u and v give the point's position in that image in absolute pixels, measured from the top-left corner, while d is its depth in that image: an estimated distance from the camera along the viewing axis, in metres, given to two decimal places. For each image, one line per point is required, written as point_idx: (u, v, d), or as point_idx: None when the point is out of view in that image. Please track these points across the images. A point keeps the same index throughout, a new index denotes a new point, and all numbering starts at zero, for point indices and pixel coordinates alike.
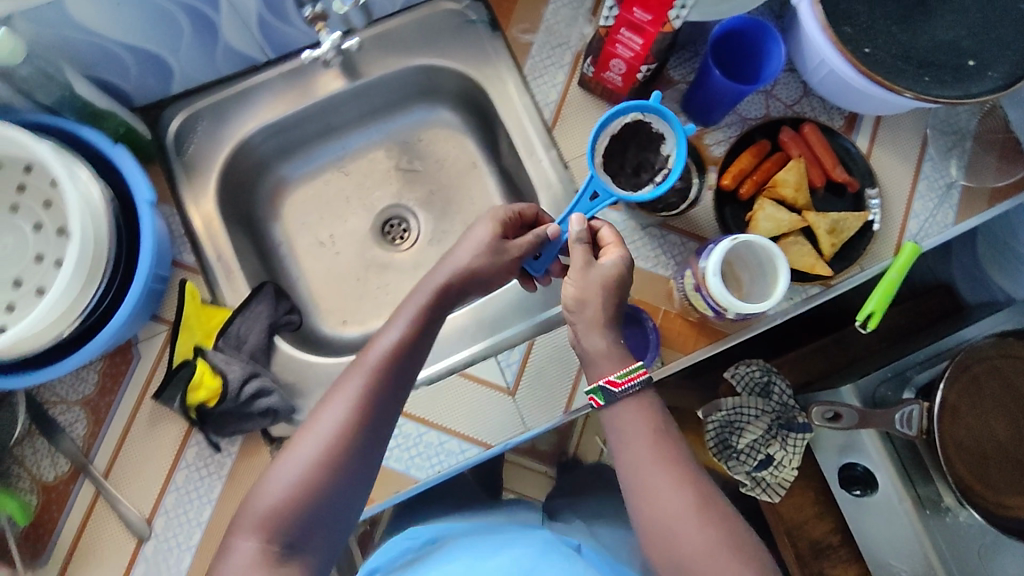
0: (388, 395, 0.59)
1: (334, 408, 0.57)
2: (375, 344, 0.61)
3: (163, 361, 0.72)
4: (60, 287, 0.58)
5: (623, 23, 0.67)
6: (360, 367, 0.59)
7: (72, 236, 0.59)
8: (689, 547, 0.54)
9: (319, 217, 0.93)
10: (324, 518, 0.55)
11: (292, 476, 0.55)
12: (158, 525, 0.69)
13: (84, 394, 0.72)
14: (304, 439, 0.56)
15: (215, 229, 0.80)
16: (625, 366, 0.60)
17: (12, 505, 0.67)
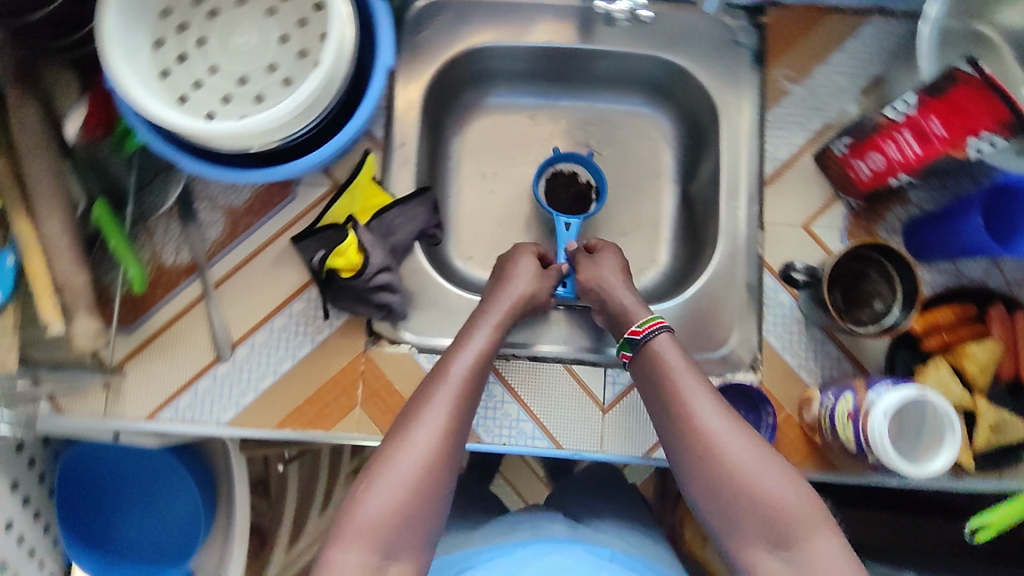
0: (471, 409, 0.59)
1: (429, 422, 0.55)
2: (457, 356, 0.61)
3: (314, 211, 0.74)
4: (279, 112, 0.58)
5: (911, 125, 0.62)
6: (446, 379, 0.58)
7: (318, 65, 0.59)
8: (740, 464, 0.53)
9: (495, 150, 0.90)
10: (420, 536, 0.53)
11: (394, 488, 0.52)
12: (239, 353, 0.70)
13: (232, 203, 0.73)
14: (396, 449, 0.54)
15: (409, 117, 0.79)
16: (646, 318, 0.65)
17: (137, 268, 0.68)
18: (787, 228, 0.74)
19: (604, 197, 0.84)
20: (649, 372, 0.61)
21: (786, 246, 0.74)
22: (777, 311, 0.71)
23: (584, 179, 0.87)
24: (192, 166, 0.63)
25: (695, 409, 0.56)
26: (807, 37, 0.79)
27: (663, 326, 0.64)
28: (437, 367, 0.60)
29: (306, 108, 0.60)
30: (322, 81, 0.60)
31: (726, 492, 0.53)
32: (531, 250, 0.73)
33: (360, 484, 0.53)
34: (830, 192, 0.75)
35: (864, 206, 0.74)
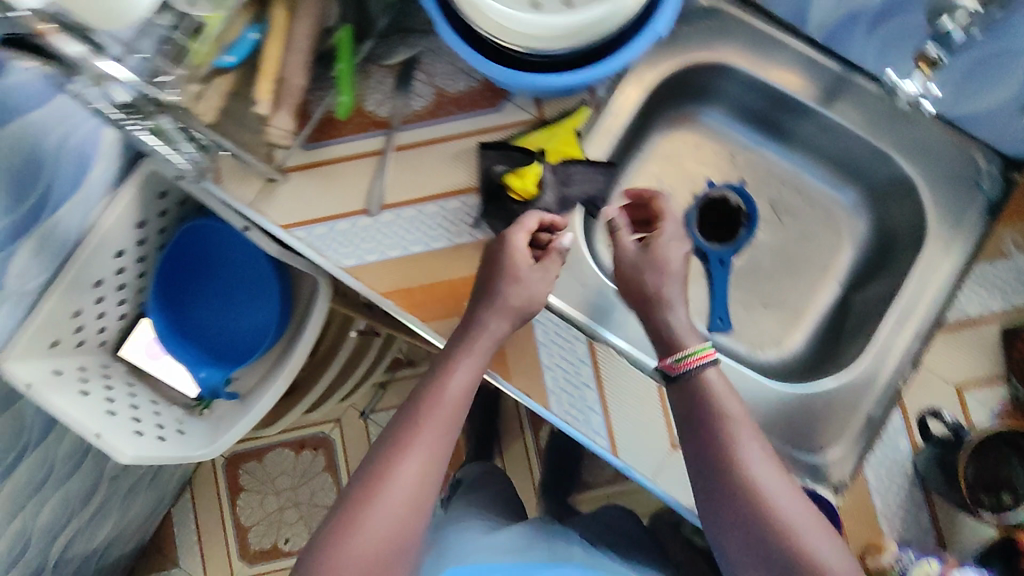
0: (439, 449, 0.64)
1: (407, 467, 0.62)
2: (441, 387, 0.65)
3: (508, 131, 0.73)
4: (554, 19, 0.60)
5: None
6: (429, 416, 0.64)
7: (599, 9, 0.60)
8: (789, 520, 0.57)
9: (685, 165, 0.87)
10: (408, 552, 0.62)
11: (375, 527, 0.60)
12: (385, 215, 0.73)
13: (445, 88, 0.74)
14: (380, 483, 0.62)
15: (632, 93, 0.78)
16: (696, 345, 0.65)
17: (349, 99, 0.72)
18: (938, 382, 0.69)
19: (755, 226, 0.84)
20: (700, 407, 0.63)
21: (927, 397, 0.69)
22: (889, 452, 0.67)
23: (733, 204, 0.85)
24: (444, 31, 0.64)
25: (745, 456, 0.60)
26: None
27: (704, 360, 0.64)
28: (419, 398, 0.66)
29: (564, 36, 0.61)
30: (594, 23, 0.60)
31: (772, 546, 0.57)
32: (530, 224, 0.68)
33: (347, 515, 0.61)
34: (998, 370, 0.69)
35: None
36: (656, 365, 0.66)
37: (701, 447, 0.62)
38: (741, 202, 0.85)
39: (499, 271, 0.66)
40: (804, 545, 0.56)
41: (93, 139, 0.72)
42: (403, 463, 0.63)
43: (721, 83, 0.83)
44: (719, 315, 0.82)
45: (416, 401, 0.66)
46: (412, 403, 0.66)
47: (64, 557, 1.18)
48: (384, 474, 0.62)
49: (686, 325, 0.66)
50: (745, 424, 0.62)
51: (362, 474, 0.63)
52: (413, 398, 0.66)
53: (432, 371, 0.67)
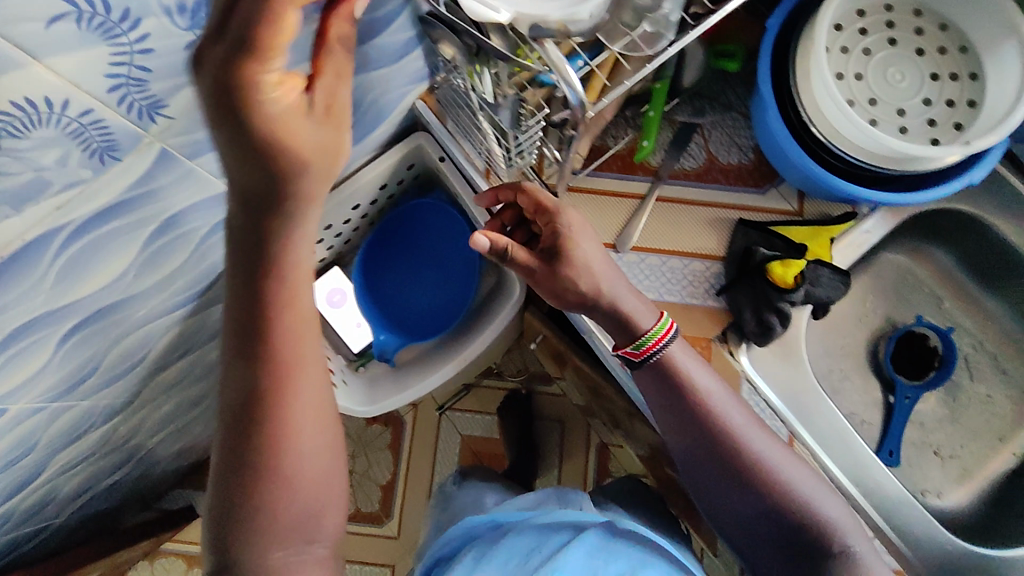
0: (306, 372, 0.57)
1: (300, 409, 0.57)
2: (278, 317, 0.55)
3: (768, 215, 0.76)
4: (917, 152, 0.60)
5: None
6: (279, 349, 0.55)
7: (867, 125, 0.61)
8: (786, 480, 0.64)
9: (897, 295, 0.88)
10: (331, 487, 0.60)
11: (295, 475, 0.57)
12: (630, 255, 0.75)
13: (717, 156, 0.78)
14: (272, 440, 0.56)
15: (888, 219, 0.79)
16: (653, 321, 0.66)
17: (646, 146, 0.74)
18: None
19: (950, 369, 0.85)
20: (673, 385, 0.65)
21: None
22: None
23: (930, 344, 0.87)
24: (768, 35, 0.66)
25: (734, 424, 0.65)
26: None
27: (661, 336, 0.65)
28: (253, 337, 0.55)
29: (829, 108, 0.63)
30: (852, 126, 0.62)
31: (779, 505, 0.63)
32: (292, 83, 0.44)
33: (242, 497, 0.56)
34: None
35: None
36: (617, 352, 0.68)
37: (680, 414, 0.66)
38: (939, 344, 0.86)
39: (253, 136, 0.44)
40: (802, 498, 0.63)
41: (398, 99, 0.75)
42: (292, 407, 0.57)
43: (968, 237, 0.84)
44: (889, 448, 0.83)
45: (262, 346, 0.55)
46: (247, 343, 0.55)
47: (150, 452, 1.20)
48: (275, 427, 0.56)
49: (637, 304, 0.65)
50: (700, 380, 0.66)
51: (239, 432, 0.56)
52: (238, 334, 0.54)
53: (255, 299, 0.54)
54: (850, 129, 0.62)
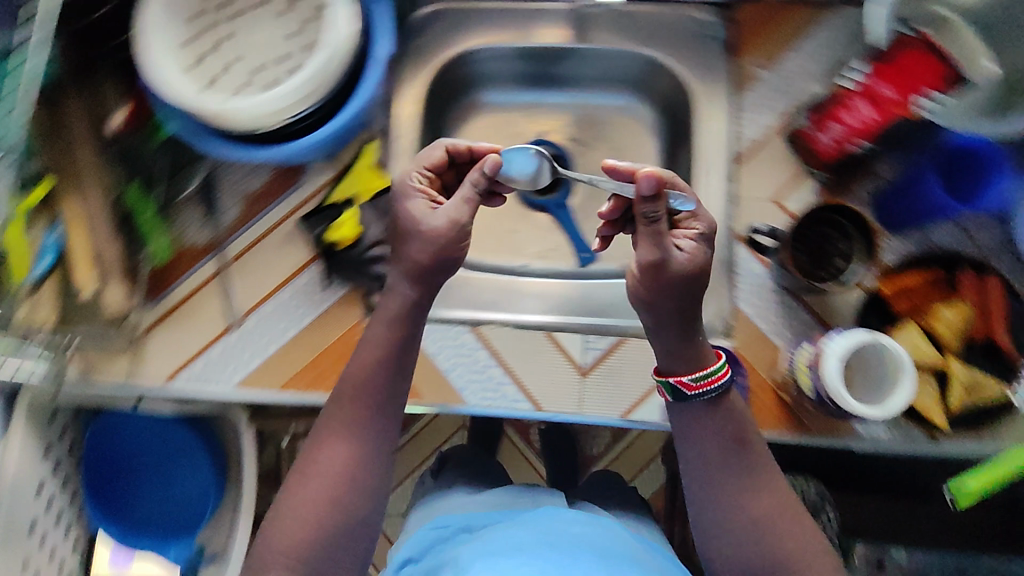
0: (381, 398, 0.66)
1: (353, 429, 0.66)
2: (383, 341, 0.67)
3: (318, 195, 0.79)
4: (315, 82, 0.67)
5: (863, 91, 0.72)
6: (388, 364, 0.66)
7: (272, 95, 0.67)
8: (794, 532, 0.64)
9: (491, 146, 0.95)
10: (356, 516, 0.64)
11: (324, 491, 0.64)
12: (247, 321, 0.76)
13: (247, 189, 0.79)
14: (314, 464, 0.65)
15: (411, 113, 0.84)
16: (710, 365, 0.65)
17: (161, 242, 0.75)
18: (760, 203, 0.79)
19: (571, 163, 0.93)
20: (719, 411, 0.65)
21: (759, 218, 0.79)
22: (750, 280, 0.77)
23: None
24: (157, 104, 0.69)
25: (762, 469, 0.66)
26: (778, 28, 0.84)
27: (720, 384, 0.64)
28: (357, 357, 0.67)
29: (240, 113, 0.66)
30: (266, 105, 0.67)
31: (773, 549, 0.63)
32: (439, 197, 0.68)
33: (290, 501, 0.64)
34: (800, 168, 0.79)
35: (831, 179, 0.78)
36: (667, 379, 0.65)
37: (708, 454, 0.66)
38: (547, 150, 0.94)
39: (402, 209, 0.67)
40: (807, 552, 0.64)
41: None
42: (347, 435, 0.65)
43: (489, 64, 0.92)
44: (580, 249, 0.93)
45: (370, 358, 0.67)
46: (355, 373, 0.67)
47: None
48: (332, 441, 0.65)
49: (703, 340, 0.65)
50: (735, 435, 0.65)
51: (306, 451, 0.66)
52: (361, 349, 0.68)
53: (390, 368, 0.66)
54: (271, 107, 0.67)
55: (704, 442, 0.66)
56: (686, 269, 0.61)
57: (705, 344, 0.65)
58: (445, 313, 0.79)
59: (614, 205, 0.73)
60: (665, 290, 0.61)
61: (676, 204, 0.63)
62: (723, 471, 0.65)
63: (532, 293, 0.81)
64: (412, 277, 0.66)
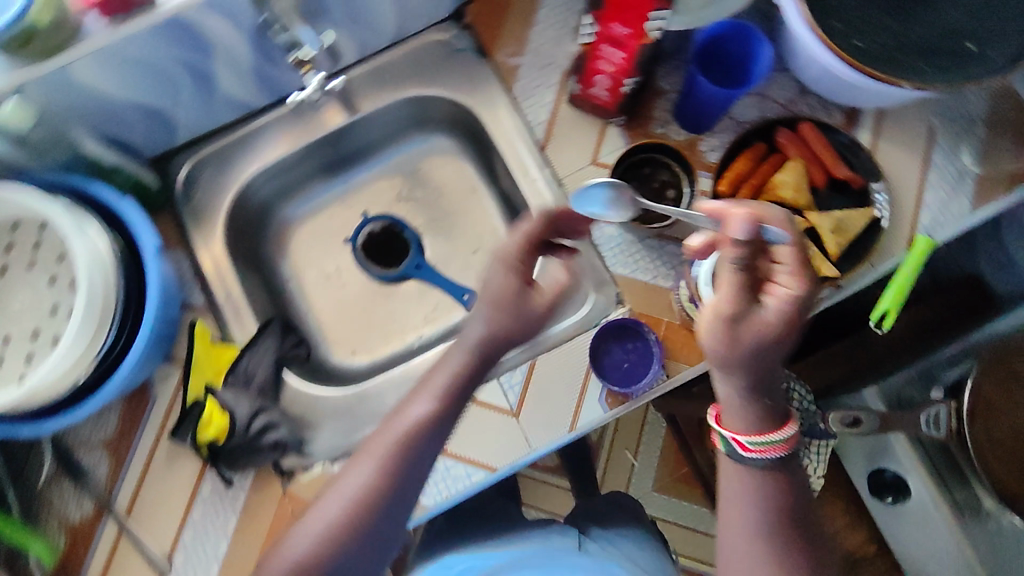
0: (438, 425, 0.59)
1: (389, 437, 0.59)
2: (465, 356, 0.60)
3: (177, 401, 0.74)
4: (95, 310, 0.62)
5: (603, 38, 0.69)
6: (458, 383, 0.60)
7: (62, 344, 0.60)
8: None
9: (325, 250, 0.92)
10: (367, 537, 0.58)
11: (341, 502, 0.57)
12: (177, 560, 0.70)
13: (105, 436, 0.74)
14: (339, 479, 0.59)
15: (225, 272, 0.80)
16: (776, 431, 0.57)
17: (40, 545, 0.68)
18: (581, 173, 0.79)
19: (409, 224, 0.92)
20: (779, 477, 0.58)
21: (588, 187, 0.79)
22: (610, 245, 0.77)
23: (379, 230, 0.93)
24: None
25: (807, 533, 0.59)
26: (509, 10, 0.83)
27: (778, 453, 0.57)
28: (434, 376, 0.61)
29: (46, 383, 0.60)
30: (64, 357, 0.60)
31: None
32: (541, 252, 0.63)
33: (314, 510, 0.59)
34: (598, 123, 0.79)
35: (628, 119, 0.79)
36: (722, 433, 0.59)
37: (757, 514, 0.58)
38: (380, 222, 0.92)
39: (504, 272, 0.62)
40: None
41: None
42: (387, 444, 0.59)
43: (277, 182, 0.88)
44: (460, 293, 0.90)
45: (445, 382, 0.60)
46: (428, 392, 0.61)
47: None
48: (370, 451, 0.59)
49: (772, 405, 0.57)
50: (789, 497, 0.58)
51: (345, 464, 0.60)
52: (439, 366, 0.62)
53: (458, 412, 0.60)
54: (73, 356, 0.61)
55: (746, 507, 0.59)
56: (761, 335, 0.52)
57: (770, 410, 0.57)
58: (366, 432, 0.76)
59: (707, 244, 0.59)
60: (737, 352, 0.53)
61: (764, 241, 0.53)
62: (771, 542, 0.58)
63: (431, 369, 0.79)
64: (494, 311, 0.59)
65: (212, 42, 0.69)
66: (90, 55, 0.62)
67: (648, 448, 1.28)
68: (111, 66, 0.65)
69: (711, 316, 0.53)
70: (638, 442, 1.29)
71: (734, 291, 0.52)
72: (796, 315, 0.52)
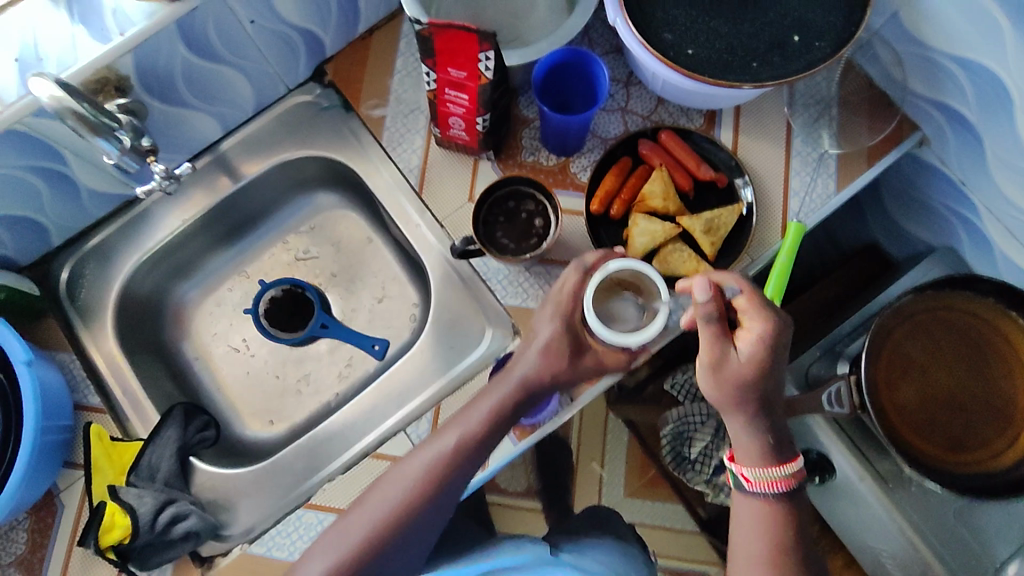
0: (476, 452, 0.65)
1: (429, 448, 0.65)
2: (507, 390, 0.66)
3: (85, 507, 0.73)
4: None
5: (445, 84, 0.69)
6: (498, 415, 0.66)
7: None
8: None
9: (228, 323, 0.91)
10: (404, 543, 0.63)
11: (377, 511, 0.63)
12: None
13: (17, 554, 0.72)
14: (380, 484, 0.65)
15: (121, 366, 0.80)
16: (780, 465, 0.62)
17: None
18: (459, 212, 0.81)
19: (309, 284, 0.90)
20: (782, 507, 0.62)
21: (468, 225, 0.80)
22: (498, 277, 0.77)
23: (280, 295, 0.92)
24: None
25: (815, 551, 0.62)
26: (366, 64, 0.84)
27: (784, 485, 0.61)
28: (479, 412, 0.66)
29: None
30: None
31: None
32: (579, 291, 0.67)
33: (351, 518, 0.64)
34: (468, 161, 0.81)
35: (497, 153, 0.81)
36: (732, 467, 0.65)
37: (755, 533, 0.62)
38: (278, 287, 0.91)
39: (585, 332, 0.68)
40: None
41: None
42: (427, 454, 0.65)
43: (167, 265, 0.88)
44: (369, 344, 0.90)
45: (489, 414, 0.66)
46: (475, 423, 0.66)
47: None
48: (409, 460, 0.65)
49: (775, 445, 0.62)
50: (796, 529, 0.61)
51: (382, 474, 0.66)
52: (480, 402, 0.66)
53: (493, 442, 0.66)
54: None
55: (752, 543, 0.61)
56: (737, 376, 0.59)
57: (772, 450, 0.62)
58: (285, 501, 0.76)
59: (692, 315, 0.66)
60: (728, 394, 0.60)
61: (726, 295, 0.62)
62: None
63: (341, 430, 0.79)
64: (545, 351, 0.67)
65: (56, 145, 0.69)
66: None
67: (613, 456, 1.16)
68: None
69: (706, 376, 0.61)
70: (602, 449, 1.16)
71: (710, 345, 0.60)
72: (764, 354, 0.58)
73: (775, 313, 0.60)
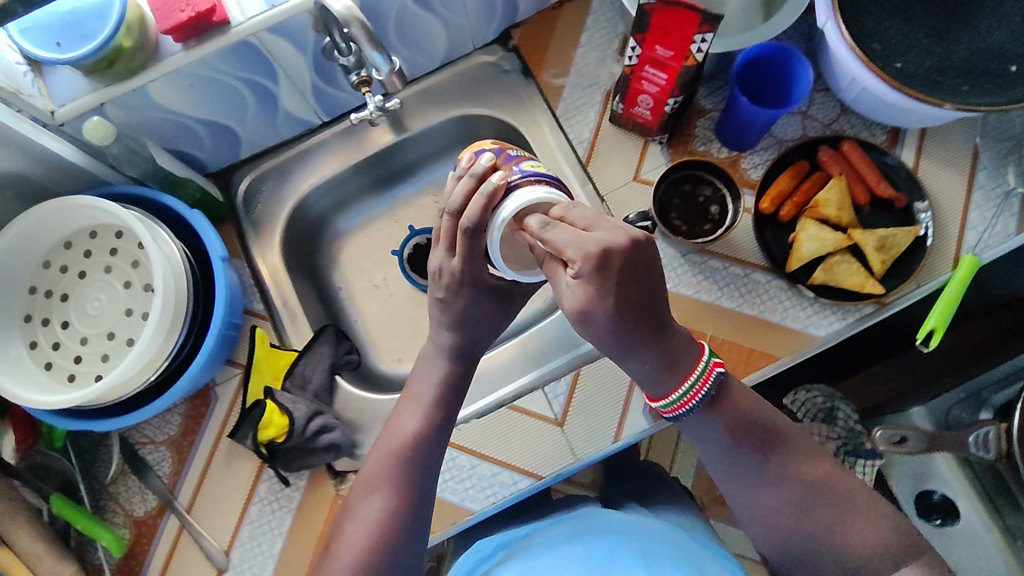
0: (448, 411, 0.65)
1: (410, 419, 0.64)
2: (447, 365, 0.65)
3: (237, 403, 0.78)
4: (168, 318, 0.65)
5: (646, 61, 0.70)
6: (449, 384, 0.65)
7: (135, 348, 0.63)
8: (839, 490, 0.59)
9: (374, 261, 0.96)
10: (413, 515, 0.61)
11: (382, 493, 0.60)
12: (235, 556, 0.74)
13: (168, 435, 0.78)
14: (375, 462, 0.62)
15: (282, 279, 0.85)
16: (693, 368, 0.58)
17: (109, 537, 0.73)
18: (623, 189, 0.82)
19: None
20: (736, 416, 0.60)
21: (630, 203, 0.81)
22: None
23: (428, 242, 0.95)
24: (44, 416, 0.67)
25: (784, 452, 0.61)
26: (554, 33, 0.86)
27: (706, 383, 0.58)
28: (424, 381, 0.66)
29: (122, 385, 0.63)
30: (139, 358, 0.63)
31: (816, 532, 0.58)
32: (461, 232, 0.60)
33: (353, 502, 0.61)
34: (640, 141, 0.82)
35: (670, 137, 0.81)
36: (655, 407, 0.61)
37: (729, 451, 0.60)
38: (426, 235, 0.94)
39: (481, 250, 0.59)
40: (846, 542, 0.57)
41: None
42: (409, 425, 0.64)
43: (331, 196, 0.93)
44: None
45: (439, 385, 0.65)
46: (433, 391, 0.65)
47: None
48: (391, 433, 0.64)
49: (662, 360, 0.56)
50: (738, 427, 0.59)
51: (370, 454, 0.64)
52: (428, 375, 0.66)
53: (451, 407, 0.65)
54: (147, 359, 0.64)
55: (716, 451, 0.61)
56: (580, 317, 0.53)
57: (671, 366, 0.57)
58: None
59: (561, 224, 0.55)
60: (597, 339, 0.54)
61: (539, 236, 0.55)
62: (750, 472, 0.60)
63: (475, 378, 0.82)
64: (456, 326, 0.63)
65: (273, 61, 0.72)
66: (164, 76, 0.66)
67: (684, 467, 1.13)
68: (182, 87, 0.69)
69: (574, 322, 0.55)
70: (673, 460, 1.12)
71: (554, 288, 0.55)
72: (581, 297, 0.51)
73: (583, 240, 0.51)
